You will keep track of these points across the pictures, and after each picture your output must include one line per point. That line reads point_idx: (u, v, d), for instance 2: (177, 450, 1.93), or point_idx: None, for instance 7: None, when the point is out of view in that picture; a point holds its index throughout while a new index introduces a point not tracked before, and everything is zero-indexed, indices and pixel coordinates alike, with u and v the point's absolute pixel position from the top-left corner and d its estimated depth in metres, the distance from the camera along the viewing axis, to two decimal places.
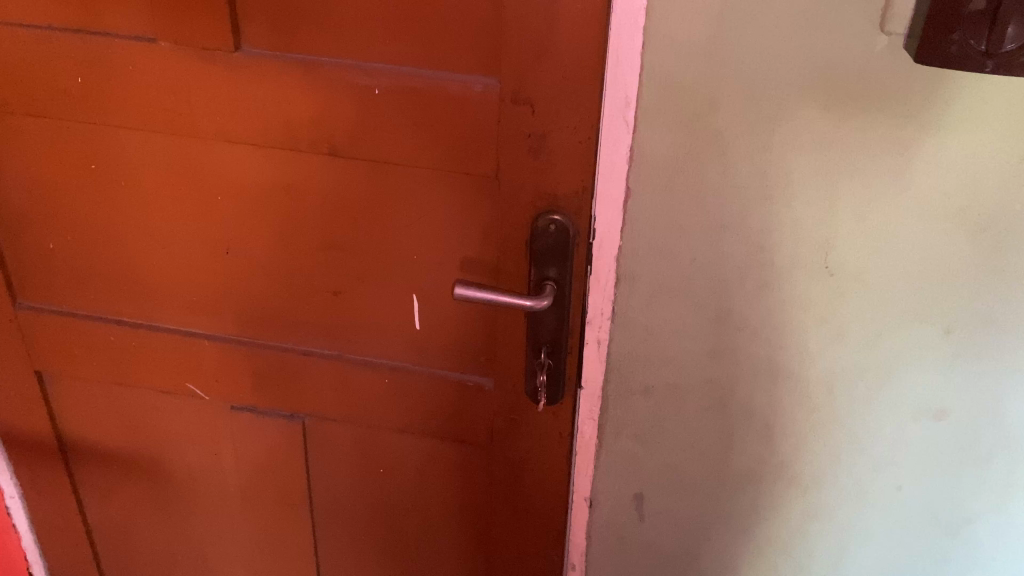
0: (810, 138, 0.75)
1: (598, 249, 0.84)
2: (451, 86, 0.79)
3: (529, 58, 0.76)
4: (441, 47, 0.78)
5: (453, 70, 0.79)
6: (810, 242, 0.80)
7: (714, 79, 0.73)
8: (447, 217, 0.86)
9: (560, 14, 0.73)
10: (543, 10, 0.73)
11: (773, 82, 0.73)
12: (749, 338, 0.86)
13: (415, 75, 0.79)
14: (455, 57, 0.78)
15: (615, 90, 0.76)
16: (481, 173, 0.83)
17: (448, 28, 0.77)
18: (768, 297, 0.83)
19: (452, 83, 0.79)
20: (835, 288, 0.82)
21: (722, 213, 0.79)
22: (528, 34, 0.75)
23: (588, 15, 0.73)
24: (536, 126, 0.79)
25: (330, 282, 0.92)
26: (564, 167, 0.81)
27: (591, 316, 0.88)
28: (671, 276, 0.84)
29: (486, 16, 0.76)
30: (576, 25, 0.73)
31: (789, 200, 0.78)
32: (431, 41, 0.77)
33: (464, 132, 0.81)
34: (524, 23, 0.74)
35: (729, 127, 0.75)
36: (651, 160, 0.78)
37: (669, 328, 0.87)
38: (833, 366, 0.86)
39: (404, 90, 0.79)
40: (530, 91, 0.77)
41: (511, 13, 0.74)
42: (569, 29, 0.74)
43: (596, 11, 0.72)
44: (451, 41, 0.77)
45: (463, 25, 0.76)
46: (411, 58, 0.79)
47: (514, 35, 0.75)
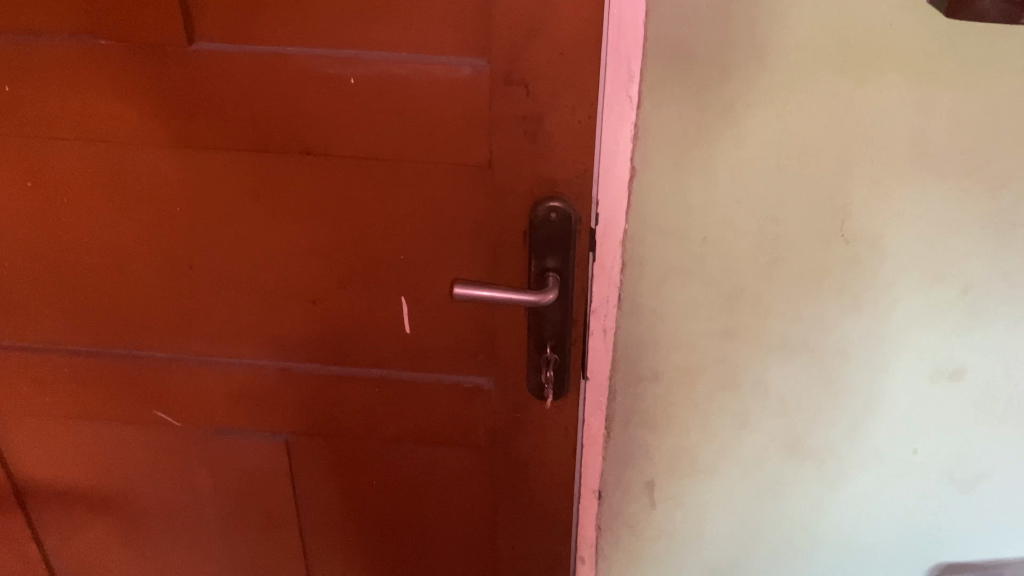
0: (826, 103, 0.71)
1: (602, 233, 0.79)
2: (436, 72, 0.71)
3: (523, 34, 0.69)
4: (423, 28, 0.70)
5: (437, 53, 0.71)
6: (827, 212, 0.76)
7: (724, 45, 0.69)
8: (437, 211, 0.79)
9: None
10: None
11: (787, 47, 0.68)
12: (762, 315, 0.82)
13: (395, 61, 0.71)
14: (439, 39, 0.71)
15: (618, 64, 0.70)
16: (473, 162, 0.76)
17: (430, 8, 0.69)
18: (781, 272, 0.80)
19: (436, 68, 0.71)
20: (851, 256, 0.79)
21: (735, 190, 0.75)
22: (522, 9, 0.68)
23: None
24: (531, 109, 0.72)
25: (309, 291, 0.84)
26: (564, 151, 0.75)
27: (596, 304, 0.83)
28: (680, 258, 0.79)
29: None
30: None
31: (804, 171, 0.74)
32: (412, 22, 0.70)
33: (452, 119, 0.74)
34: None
35: (742, 96, 0.71)
36: (658, 137, 0.73)
37: (680, 311, 0.82)
38: (848, 335, 0.83)
39: (384, 79, 0.72)
40: (526, 71, 0.70)
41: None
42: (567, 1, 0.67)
43: None
44: (434, 22, 0.70)
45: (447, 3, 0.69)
46: (389, 43, 0.71)
47: (506, 11, 0.68)
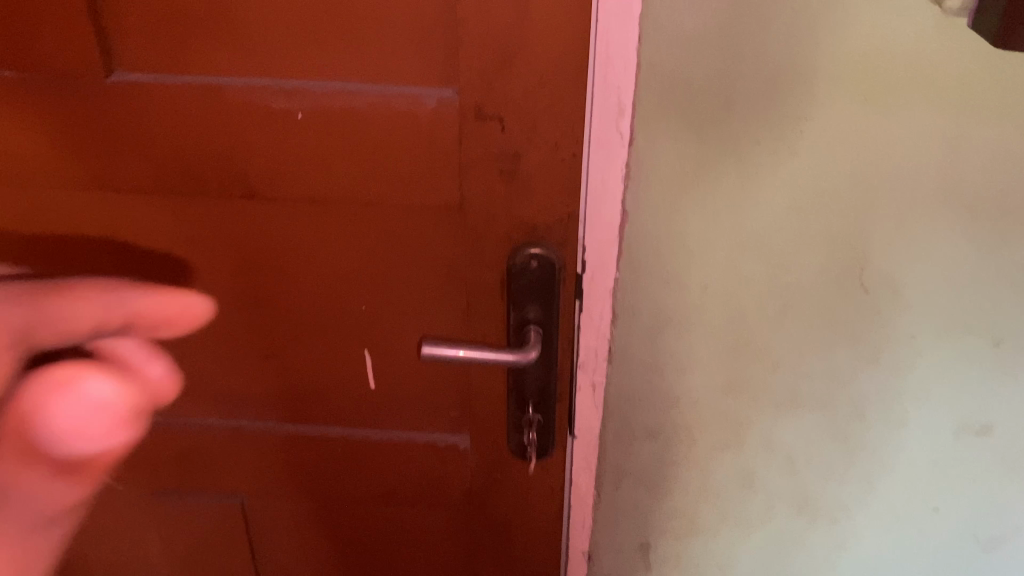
0: (846, 139, 0.62)
1: (588, 280, 0.70)
2: (396, 105, 0.62)
3: (495, 63, 0.59)
4: (379, 55, 0.60)
5: (397, 83, 0.62)
6: (844, 258, 0.67)
7: (729, 75, 0.59)
8: (402, 259, 0.70)
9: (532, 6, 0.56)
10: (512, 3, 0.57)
11: (803, 76, 0.59)
12: (768, 367, 0.74)
13: (348, 93, 0.61)
14: (398, 67, 0.61)
15: (606, 96, 0.61)
16: (443, 204, 0.66)
17: (386, 32, 0.59)
18: (791, 322, 0.71)
19: (396, 101, 0.62)
20: (869, 305, 0.70)
21: (740, 236, 0.66)
22: (495, 34, 0.58)
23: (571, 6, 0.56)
24: (507, 145, 0.63)
25: (259, 345, 0.75)
26: (547, 191, 0.65)
27: (583, 357, 0.74)
28: (678, 308, 0.70)
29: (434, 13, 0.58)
30: (553, 20, 0.57)
31: (819, 214, 0.65)
32: (365, 48, 0.60)
33: (416, 157, 0.64)
34: (488, 19, 0.57)
35: (750, 132, 0.61)
36: (653, 175, 0.64)
37: (678, 366, 0.74)
38: (864, 387, 0.75)
39: (336, 112, 0.62)
40: (500, 103, 0.61)
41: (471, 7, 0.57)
42: (546, 25, 0.57)
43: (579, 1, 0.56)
44: (391, 48, 0.60)
45: (406, 27, 0.59)
46: (340, 72, 0.61)
47: (476, 36, 0.58)
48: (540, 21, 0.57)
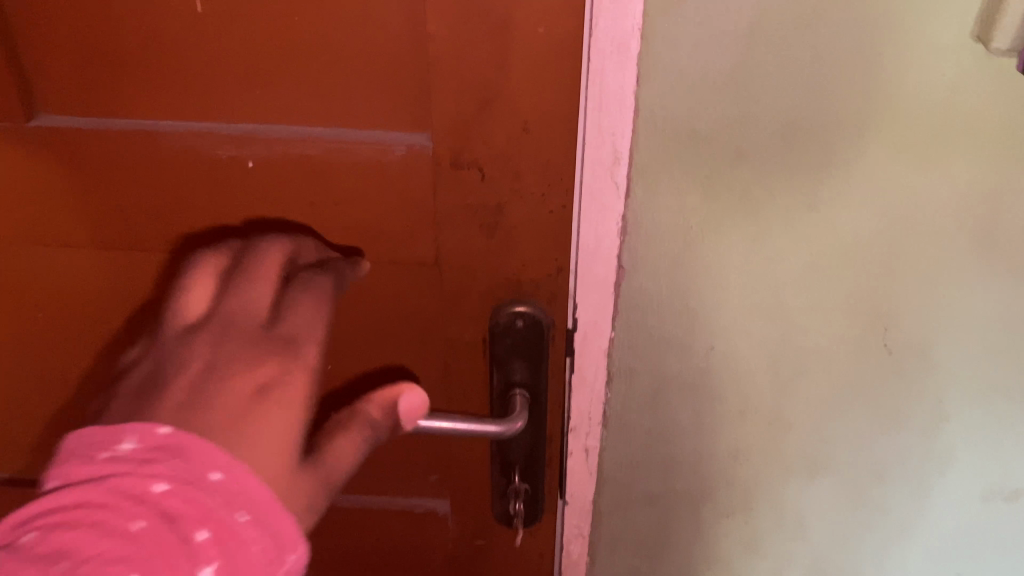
0: (871, 192, 0.55)
1: (581, 341, 0.62)
2: (361, 152, 0.54)
3: (472, 105, 0.51)
4: (340, 97, 0.53)
5: (362, 126, 0.54)
6: (866, 316, 0.61)
7: (740, 121, 0.52)
8: (372, 317, 0.62)
9: (514, 45, 0.48)
10: (492, 40, 0.48)
11: (823, 121, 0.52)
12: (782, 432, 0.67)
13: (307, 140, 0.54)
14: (363, 109, 0.53)
15: (599, 143, 0.53)
16: (415, 259, 0.59)
17: (348, 70, 0.52)
18: (806, 385, 0.64)
19: (361, 148, 0.54)
20: (892, 365, 0.64)
21: (751, 294, 0.59)
22: (471, 74, 0.50)
23: (560, 45, 0.48)
24: (487, 195, 0.55)
25: None
26: (535, 247, 0.57)
27: (575, 421, 0.67)
28: (680, 372, 0.63)
29: (402, 49, 0.51)
30: (538, 60, 0.49)
31: (840, 271, 0.59)
32: (324, 90, 0.52)
33: (383, 209, 0.56)
34: (464, 58, 0.49)
35: (763, 184, 0.54)
36: (652, 234, 0.57)
37: (679, 431, 0.67)
38: (886, 452, 0.68)
39: (293, 161, 0.54)
40: (478, 150, 0.53)
41: (444, 45, 0.49)
42: (531, 67, 0.49)
43: (569, 39, 0.48)
44: (354, 88, 0.52)
45: (371, 64, 0.51)
46: (297, 116, 0.54)
47: (450, 76, 0.50)
48: (525, 61, 0.49)
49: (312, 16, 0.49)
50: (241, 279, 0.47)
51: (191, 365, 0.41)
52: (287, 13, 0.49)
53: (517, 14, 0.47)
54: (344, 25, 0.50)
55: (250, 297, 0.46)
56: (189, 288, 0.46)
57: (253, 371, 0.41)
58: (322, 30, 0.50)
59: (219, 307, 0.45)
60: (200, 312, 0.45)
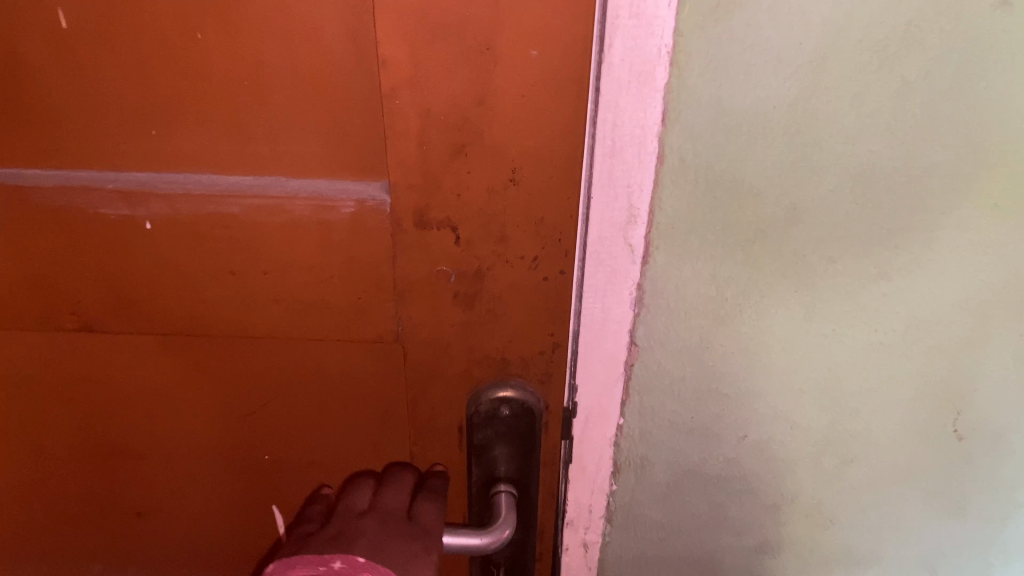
0: (957, 257, 0.43)
1: (581, 427, 0.50)
2: (292, 211, 0.40)
3: (441, 152, 0.38)
4: (262, 138, 0.39)
5: (294, 174, 0.40)
6: (935, 401, 0.49)
7: (798, 171, 0.39)
8: (317, 404, 0.49)
9: (499, 77, 0.35)
10: (468, 68, 0.35)
11: (906, 171, 0.39)
12: (823, 527, 0.55)
13: (220, 194, 0.40)
14: (293, 154, 0.40)
15: (610, 199, 0.40)
16: (371, 337, 0.45)
17: (272, 102, 0.38)
18: (855, 477, 0.52)
19: (292, 204, 0.40)
20: (961, 454, 0.51)
21: (796, 376, 0.47)
22: (440, 112, 0.36)
23: (563, 74, 0.35)
24: (462, 264, 0.42)
25: (129, 501, 0.55)
26: (525, 323, 0.44)
27: (572, 515, 0.55)
28: (703, 462, 0.52)
29: (344, 76, 0.37)
30: (531, 96, 0.36)
31: (909, 349, 0.46)
32: (242, 128, 0.39)
33: (327, 280, 0.43)
34: (430, 93, 0.36)
35: (822, 248, 0.42)
36: (676, 307, 0.44)
37: (699, 525, 0.55)
38: (946, 548, 0.56)
39: (203, 222, 0.41)
40: (451, 207, 0.40)
41: (403, 74, 0.35)
42: (522, 104, 0.36)
43: (575, 69, 0.35)
44: (282, 127, 0.39)
45: (302, 95, 0.37)
46: (207, 163, 0.40)
47: (412, 117, 0.37)
48: (513, 95, 0.36)
49: (219, 33, 0.36)
50: (393, 484, 0.48)
51: (362, 543, 0.42)
52: (185, 26, 0.36)
53: (502, 32, 0.34)
54: (264, 45, 0.36)
55: (402, 497, 0.47)
56: (350, 495, 0.48)
57: (412, 558, 0.42)
58: (233, 52, 0.36)
59: (380, 496, 0.47)
60: (364, 500, 0.47)
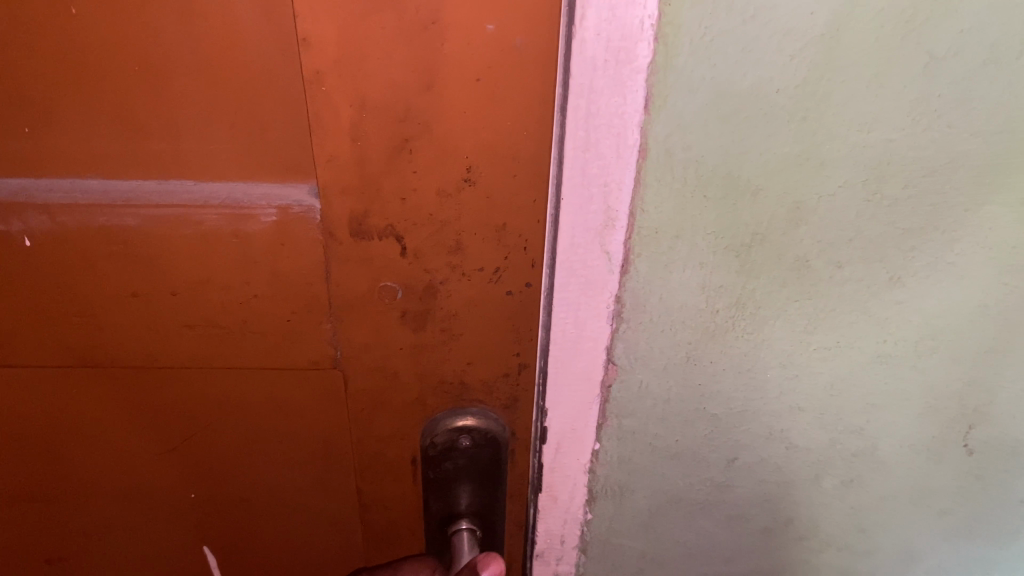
0: (981, 259, 0.37)
1: (552, 456, 0.44)
2: (201, 221, 0.34)
3: (380, 151, 0.31)
4: (160, 133, 0.32)
5: (200, 178, 0.33)
6: (946, 415, 0.43)
7: (805, 164, 0.33)
8: (248, 437, 0.42)
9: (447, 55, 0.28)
10: (407, 48, 0.28)
11: (929, 162, 0.34)
12: (818, 549, 0.50)
13: (113, 204, 0.33)
14: (200, 153, 0.32)
15: (583, 200, 0.34)
16: (305, 362, 0.39)
17: (170, 89, 0.31)
18: (856, 497, 0.47)
19: (201, 214, 0.33)
20: (971, 471, 0.46)
21: (795, 392, 0.42)
22: (378, 101, 0.30)
23: (526, 53, 0.28)
24: (410, 279, 0.35)
25: (35, 548, 0.48)
26: (487, 344, 0.38)
27: (542, 546, 0.49)
28: (689, 487, 0.46)
29: (255, 59, 0.29)
30: (488, 78, 0.29)
31: (923, 359, 0.41)
32: (132, 120, 0.31)
33: (252, 298, 0.36)
34: (361, 77, 0.29)
35: (829, 251, 0.36)
36: (660, 320, 0.38)
37: (682, 552, 0.49)
38: (948, 567, 0.51)
39: (95, 237, 0.34)
40: (394, 213, 0.33)
41: (328, 55, 0.29)
42: (476, 90, 0.29)
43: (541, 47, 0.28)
44: (184, 120, 0.31)
45: (205, 81, 0.30)
46: (93, 165, 0.33)
47: (342, 108, 0.30)
48: (464, 78, 0.29)
49: (94, 4, 0.28)
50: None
51: None
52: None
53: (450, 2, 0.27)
54: (154, 16, 0.29)
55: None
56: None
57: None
58: (116, 26, 0.29)
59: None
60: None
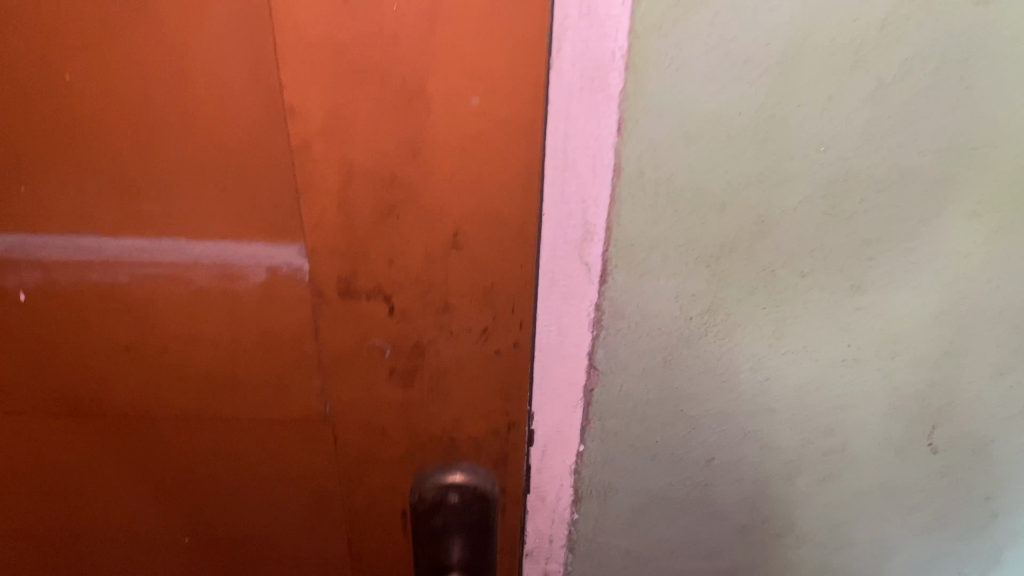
0: (935, 267, 0.40)
1: (539, 457, 0.46)
2: (192, 281, 0.35)
3: (368, 218, 0.32)
4: (154, 190, 0.34)
5: (194, 237, 0.35)
6: (910, 415, 0.46)
7: (765, 183, 0.36)
8: (242, 485, 0.43)
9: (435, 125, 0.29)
10: (392, 118, 0.29)
11: (882, 177, 0.37)
12: (794, 544, 0.52)
13: (107, 259, 0.36)
14: (192, 213, 0.35)
15: (562, 214, 0.36)
16: (296, 413, 0.40)
17: (163, 151, 0.33)
18: (829, 494, 0.50)
19: (192, 272, 0.35)
20: (937, 468, 0.49)
21: (767, 392, 0.44)
22: (364, 168, 0.30)
23: (508, 125, 0.29)
24: (396, 341, 0.36)
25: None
26: (476, 401, 0.38)
27: (532, 545, 0.51)
28: (669, 487, 0.48)
29: (244, 126, 0.32)
30: (470, 142, 0.30)
31: (885, 363, 0.43)
32: (129, 179, 0.34)
33: (241, 352, 0.38)
34: (348, 145, 0.30)
35: (793, 262, 0.39)
36: (637, 327, 0.41)
37: (666, 551, 0.52)
38: (920, 561, 0.54)
39: (92, 292, 0.36)
40: (381, 276, 0.34)
41: (316, 127, 0.30)
42: (457, 159, 0.30)
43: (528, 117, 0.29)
44: (175, 180, 0.34)
45: (195, 146, 0.33)
46: (90, 222, 0.35)
47: (330, 176, 0.31)
48: (449, 146, 0.30)
49: (93, 76, 0.31)
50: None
51: None
52: (49, 66, 0.31)
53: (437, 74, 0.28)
54: (146, 87, 0.31)
55: None
56: None
57: None
58: (112, 92, 0.31)
59: None
60: None
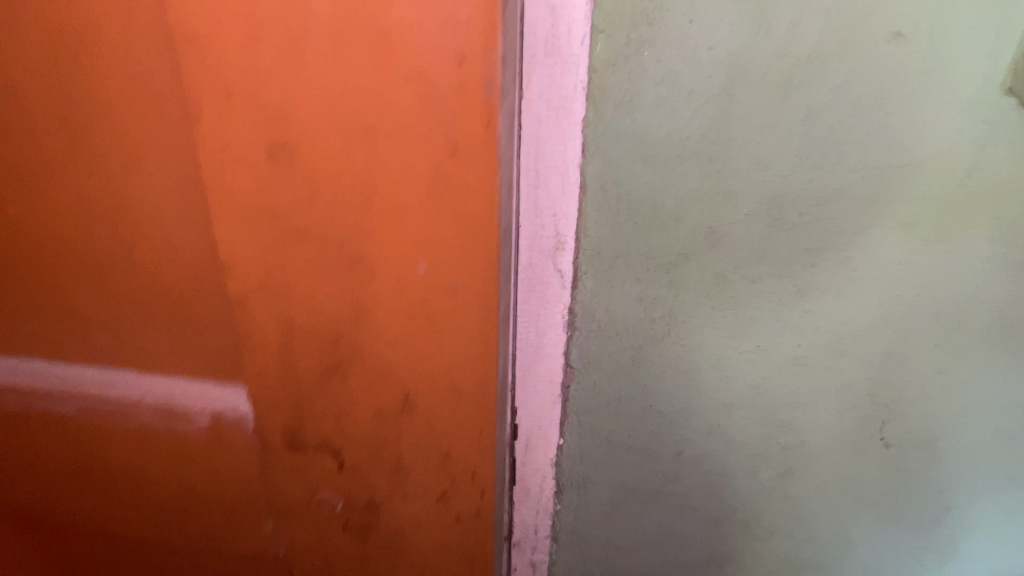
0: (872, 274, 0.44)
1: (523, 450, 0.51)
2: (144, 416, 0.38)
3: (314, 374, 0.33)
4: (107, 323, 0.38)
5: (150, 371, 0.39)
6: (861, 412, 0.50)
7: (712, 198, 0.41)
8: None
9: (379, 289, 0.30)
10: (335, 281, 0.30)
11: (818, 193, 0.41)
12: (762, 537, 0.56)
13: (70, 381, 0.39)
14: (147, 349, 0.38)
15: (537, 226, 0.41)
16: (258, 549, 0.41)
17: (118, 289, 0.36)
18: (792, 488, 0.54)
19: (142, 407, 0.38)
20: (892, 463, 0.53)
21: (727, 390, 0.49)
22: (306, 326, 0.32)
23: (460, 292, 0.30)
24: (346, 492, 0.37)
25: None
26: (430, 555, 0.38)
27: (519, 535, 0.56)
28: (642, 479, 0.53)
29: (187, 274, 0.34)
30: (408, 308, 0.31)
31: (833, 363, 0.48)
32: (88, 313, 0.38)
33: (198, 491, 0.40)
34: (287, 306, 0.31)
35: (742, 269, 0.44)
36: (606, 329, 0.46)
37: (643, 541, 0.56)
38: (884, 554, 0.57)
39: (54, 417, 0.39)
40: (327, 430, 0.35)
41: (257, 285, 0.31)
42: (396, 324, 0.31)
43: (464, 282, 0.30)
44: (132, 316, 0.37)
45: (142, 289, 0.36)
46: (57, 349, 0.39)
47: (272, 333, 0.32)
48: (400, 304, 0.31)
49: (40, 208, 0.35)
50: None
51: None
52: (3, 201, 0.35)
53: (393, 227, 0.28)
54: (95, 230, 0.35)
55: None
56: None
57: None
58: (58, 228, 0.35)
59: None
60: None
